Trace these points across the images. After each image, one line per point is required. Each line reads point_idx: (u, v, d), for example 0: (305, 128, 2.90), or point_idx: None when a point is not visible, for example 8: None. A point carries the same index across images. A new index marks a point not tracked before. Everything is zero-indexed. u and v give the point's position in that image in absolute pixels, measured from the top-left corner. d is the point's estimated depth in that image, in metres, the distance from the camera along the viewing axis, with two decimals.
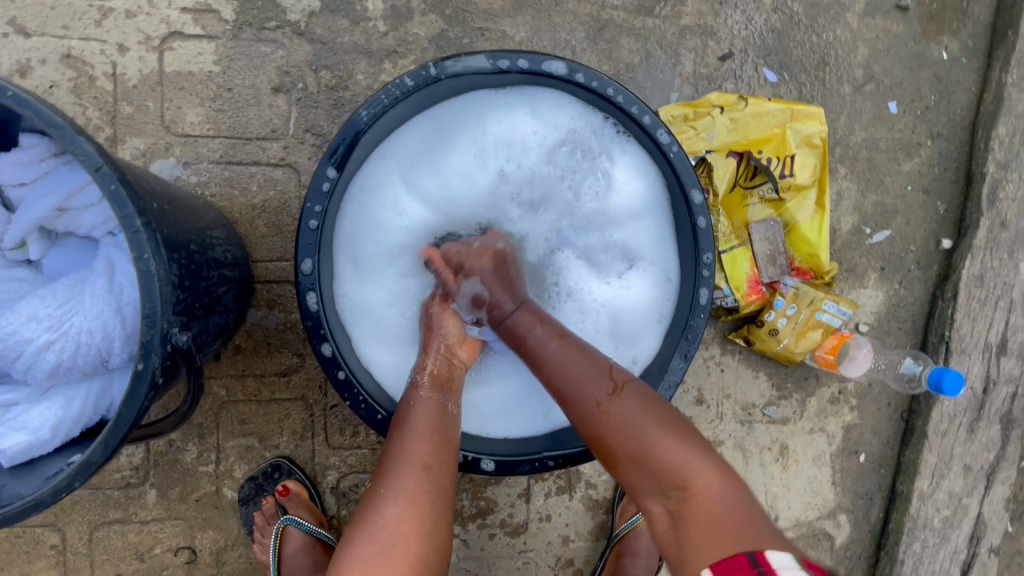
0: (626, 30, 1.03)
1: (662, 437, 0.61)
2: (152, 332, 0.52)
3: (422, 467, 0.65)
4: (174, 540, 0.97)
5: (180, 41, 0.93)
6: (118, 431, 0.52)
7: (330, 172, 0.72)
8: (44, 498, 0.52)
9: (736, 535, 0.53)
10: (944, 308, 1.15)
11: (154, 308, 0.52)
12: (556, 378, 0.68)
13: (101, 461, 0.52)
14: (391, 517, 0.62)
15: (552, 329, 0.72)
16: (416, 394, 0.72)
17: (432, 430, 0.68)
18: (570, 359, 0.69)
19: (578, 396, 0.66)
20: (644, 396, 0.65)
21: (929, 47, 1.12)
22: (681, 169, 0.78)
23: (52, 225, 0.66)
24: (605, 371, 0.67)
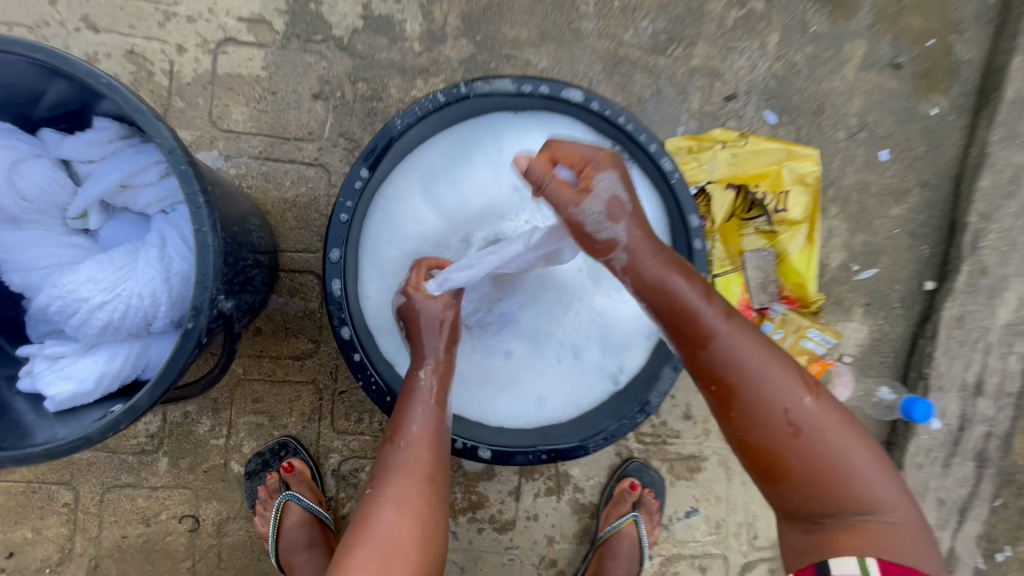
0: (640, 66, 1.12)
1: (854, 448, 0.64)
2: (203, 297, 0.59)
3: (420, 475, 0.71)
4: (179, 508, 1.02)
5: (233, 47, 1.01)
6: (163, 382, 0.58)
7: (363, 172, 0.80)
8: (92, 436, 0.59)
9: (898, 553, 0.61)
10: (924, 346, 1.21)
11: (207, 275, 0.59)
12: (722, 358, 0.65)
13: (146, 407, 0.58)
14: (391, 526, 0.67)
15: (723, 309, 0.67)
16: (416, 403, 0.75)
17: (431, 439, 0.74)
18: (754, 350, 0.65)
19: (764, 396, 0.64)
20: (832, 404, 0.66)
21: (920, 102, 1.21)
22: (681, 196, 0.86)
23: (113, 200, 0.73)
24: (796, 374, 0.65)
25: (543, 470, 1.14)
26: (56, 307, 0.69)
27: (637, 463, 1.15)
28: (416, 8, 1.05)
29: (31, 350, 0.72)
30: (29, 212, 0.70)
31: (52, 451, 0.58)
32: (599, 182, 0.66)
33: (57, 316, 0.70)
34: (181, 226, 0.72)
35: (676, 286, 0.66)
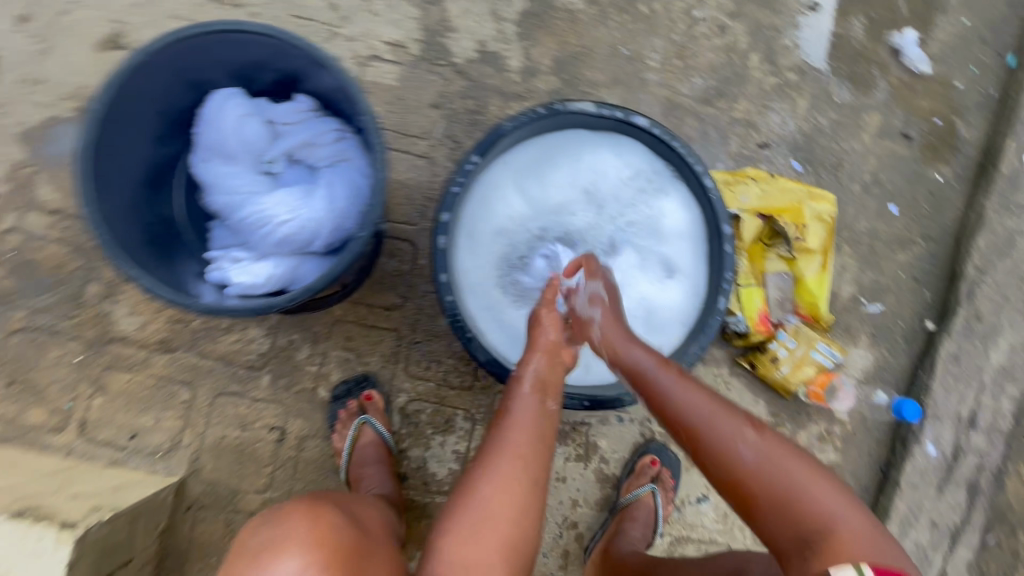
0: (691, 113, 1.38)
1: (805, 470, 0.79)
2: (369, 219, 0.88)
3: (518, 455, 0.83)
4: (271, 420, 1.22)
5: (376, 62, 1.30)
6: (335, 271, 0.87)
7: (475, 158, 1.04)
8: (279, 302, 0.87)
9: (871, 553, 0.71)
10: (922, 377, 1.37)
11: (376, 203, 0.88)
12: (682, 413, 0.85)
13: (320, 286, 0.86)
14: (488, 495, 0.79)
15: (675, 370, 0.90)
16: (519, 394, 0.91)
17: (529, 425, 0.87)
18: (700, 400, 0.86)
19: (715, 437, 0.83)
20: (777, 437, 0.82)
21: (927, 169, 1.43)
22: (718, 208, 1.09)
23: (297, 153, 0.99)
24: (737, 414, 0.84)
25: (575, 437, 1.30)
26: (251, 222, 0.95)
27: (658, 444, 1.31)
28: (519, 49, 1.33)
29: (220, 253, 0.96)
30: (240, 151, 0.97)
31: (250, 309, 0.85)
32: (590, 286, 1.01)
33: (249, 229, 0.95)
34: (342, 176, 0.97)
35: (641, 358, 0.92)
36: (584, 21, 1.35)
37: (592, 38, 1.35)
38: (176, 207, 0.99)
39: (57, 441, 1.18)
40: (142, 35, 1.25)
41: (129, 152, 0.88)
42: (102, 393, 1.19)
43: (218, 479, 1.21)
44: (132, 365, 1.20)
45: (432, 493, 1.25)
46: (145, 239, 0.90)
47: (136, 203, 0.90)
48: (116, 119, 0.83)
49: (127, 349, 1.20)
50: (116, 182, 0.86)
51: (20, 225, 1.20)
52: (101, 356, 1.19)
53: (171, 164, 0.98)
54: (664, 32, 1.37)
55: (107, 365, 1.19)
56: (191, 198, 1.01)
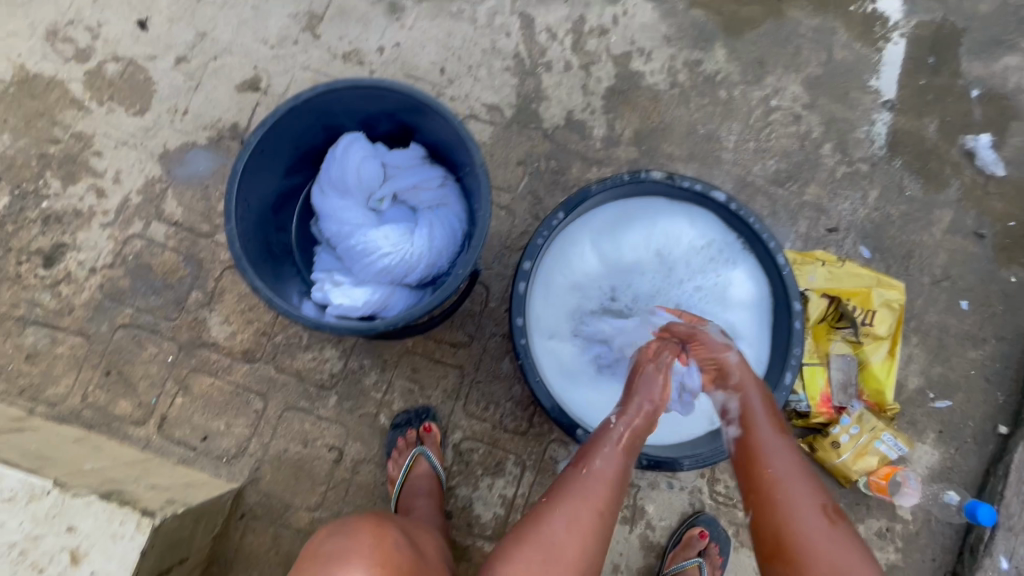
0: (761, 192, 1.44)
1: (856, 561, 0.80)
2: (469, 260, 0.95)
3: (593, 508, 0.88)
4: (332, 439, 1.27)
5: (473, 121, 1.44)
6: (432, 304, 0.94)
7: (560, 215, 1.12)
8: (376, 328, 0.94)
9: None
10: (994, 483, 1.30)
11: (476, 246, 0.96)
12: (768, 454, 0.91)
13: (417, 317, 0.94)
14: (561, 537, 0.85)
15: (777, 424, 0.95)
16: (606, 446, 0.95)
17: (610, 479, 0.92)
18: (792, 461, 0.90)
19: (786, 491, 0.87)
20: (847, 529, 0.84)
21: (1000, 269, 1.42)
22: (790, 284, 1.11)
23: (404, 195, 1.10)
24: (818, 493, 0.88)
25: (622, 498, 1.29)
26: (356, 250, 1.04)
27: (707, 516, 1.28)
28: (603, 120, 1.45)
29: (323, 275, 1.06)
30: (356, 189, 1.08)
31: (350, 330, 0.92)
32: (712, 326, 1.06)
33: (353, 256, 1.04)
34: (443, 219, 1.06)
35: (756, 400, 0.96)
36: (666, 101, 1.46)
37: (672, 116, 1.46)
38: (292, 231, 1.10)
39: (138, 433, 1.27)
40: (276, 81, 1.44)
41: (266, 179, 1.00)
42: (184, 393, 1.28)
43: (274, 491, 1.25)
44: (216, 370, 1.29)
45: (474, 535, 1.26)
46: (265, 255, 1.00)
47: (263, 224, 1.02)
48: (264, 151, 0.96)
49: (214, 355, 1.29)
50: (252, 203, 0.97)
51: (145, 233, 1.34)
52: (190, 358, 1.29)
53: (295, 194, 1.10)
54: (740, 116, 1.46)
55: (193, 368, 1.29)
56: (305, 224, 1.12)
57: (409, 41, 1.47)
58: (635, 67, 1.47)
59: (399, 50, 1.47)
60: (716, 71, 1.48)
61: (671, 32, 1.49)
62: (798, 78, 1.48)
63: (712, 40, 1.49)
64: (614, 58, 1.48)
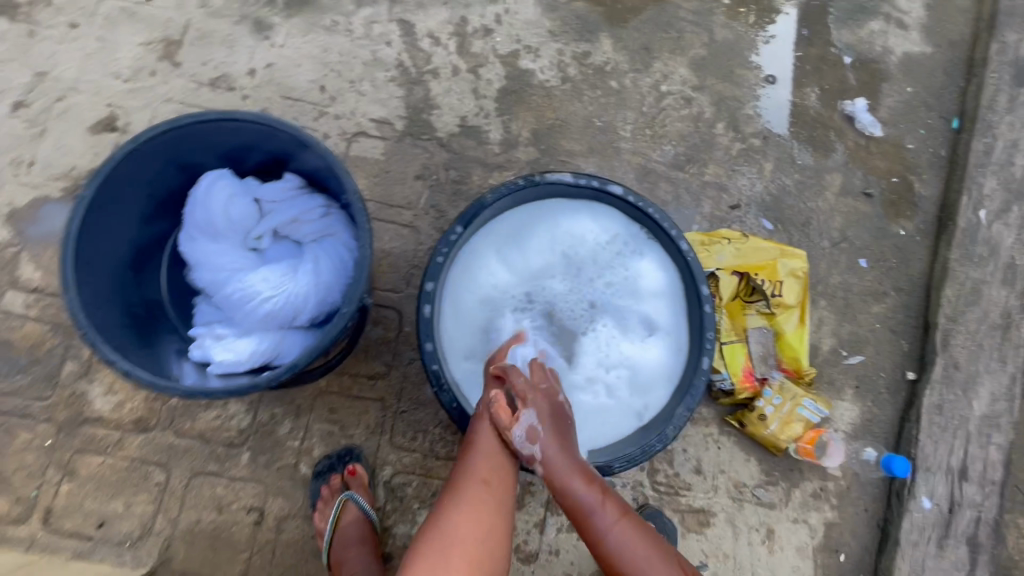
0: (664, 178, 1.44)
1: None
2: (355, 294, 0.88)
3: (481, 480, 0.91)
4: (249, 500, 1.17)
5: (363, 138, 1.36)
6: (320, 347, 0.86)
7: (457, 229, 1.08)
8: (260, 383, 0.84)
9: None
10: (910, 428, 1.37)
11: (361, 277, 0.88)
12: (609, 543, 0.91)
13: (304, 364, 0.85)
14: (455, 521, 0.86)
15: (602, 490, 0.92)
16: (482, 423, 0.95)
17: (495, 451, 0.94)
18: (619, 525, 0.91)
19: (617, 554, 0.90)
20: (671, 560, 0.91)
21: (891, 224, 1.49)
22: (695, 269, 1.12)
23: (284, 229, 1.01)
24: (645, 537, 0.92)
25: None
26: (236, 297, 0.94)
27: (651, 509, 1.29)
28: (499, 122, 1.41)
29: (203, 329, 0.96)
30: (227, 230, 0.98)
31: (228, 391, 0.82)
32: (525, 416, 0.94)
33: (235, 304, 0.94)
34: (328, 250, 0.98)
35: (575, 483, 0.91)
36: (559, 97, 1.44)
37: (568, 112, 1.44)
38: (161, 284, 0.99)
39: (21, 532, 1.12)
40: (136, 118, 1.31)
41: (118, 234, 0.89)
42: (70, 479, 1.14)
43: (190, 569, 1.13)
44: (105, 447, 1.16)
45: None
46: (128, 318, 0.89)
47: (122, 284, 0.91)
48: (106, 203, 0.85)
49: (100, 430, 1.16)
50: (101, 263, 0.86)
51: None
52: (73, 438, 1.15)
53: (159, 243, 1.00)
54: (634, 104, 1.47)
55: (77, 449, 1.15)
56: (177, 274, 1.02)
57: (281, 60, 1.37)
58: (524, 65, 1.44)
59: (272, 70, 1.36)
60: (605, 62, 1.47)
61: (555, 26, 1.47)
62: (684, 61, 1.50)
63: (597, 31, 1.48)
64: (501, 58, 1.44)
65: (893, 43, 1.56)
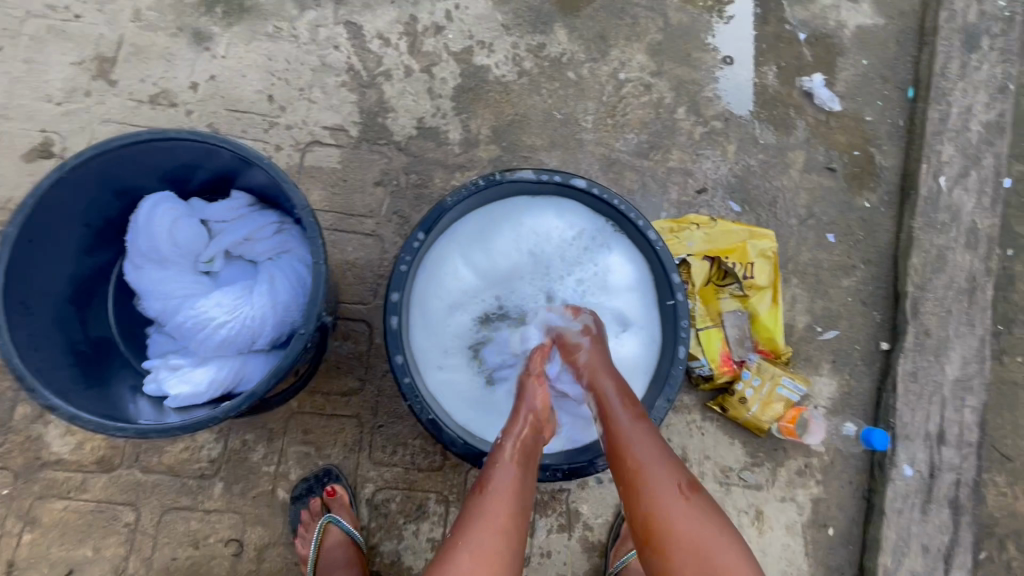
0: (629, 166, 1.43)
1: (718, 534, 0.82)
2: (312, 314, 0.84)
3: (496, 530, 0.83)
4: (226, 532, 1.13)
5: (318, 147, 1.31)
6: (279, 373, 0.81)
7: (420, 235, 1.04)
8: (218, 415, 0.80)
9: None
10: (887, 398, 1.38)
11: (317, 296, 0.84)
12: (631, 445, 0.89)
13: (262, 392, 0.81)
14: (466, 567, 0.78)
15: (635, 410, 0.93)
16: (500, 460, 0.91)
17: (509, 494, 0.87)
18: (649, 445, 0.89)
19: (648, 483, 0.86)
20: (707, 502, 0.85)
21: (855, 197, 1.50)
22: (665, 258, 1.10)
23: (235, 249, 0.97)
24: (677, 472, 0.87)
25: (555, 507, 1.25)
26: (189, 325, 0.90)
27: None
28: (457, 122, 1.37)
29: (156, 362, 0.91)
30: (175, 255, 0.93)
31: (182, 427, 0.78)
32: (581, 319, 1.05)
33: (188, 332, 0.90)
34: (284, 268, 0.94)
35: (610, 387, 0.96)
36: (517, 92, 1.41)
37: (527, 106, 1.41)
38: (109, 316, 0.94)
39: None
40: (73, 142, 1.24)
41: (54, 268, 0.84)
42: (33, 527, 1.09)
43: None
44: (67, 491, 1.10)
45: None
46: (72, 357, 0.84)
47: (64, 321, 0.86)
48: (37, 238, 0.80)
49: (60, 474, 1.10)
50: (38, 301, 0.81)
51: None
52: (32, 485, 1.10)
53: (104, 274, 0.95)
54: (594, 94, 1.44)
55: (38, 495, 1.09)
56: (126, 304, 0.97)
57: (224, 71, 1.31)
58: (479, 62, 1.41)
59: (216, 83, 1.30)
60: (561, 53, 1.45)
61: (508, 19, 1.43)
62: (641, 47, 1.48)
63: (551, 21, 1.45)
64: (455, 56, 1.40)
65: (845, 16, 1.57)
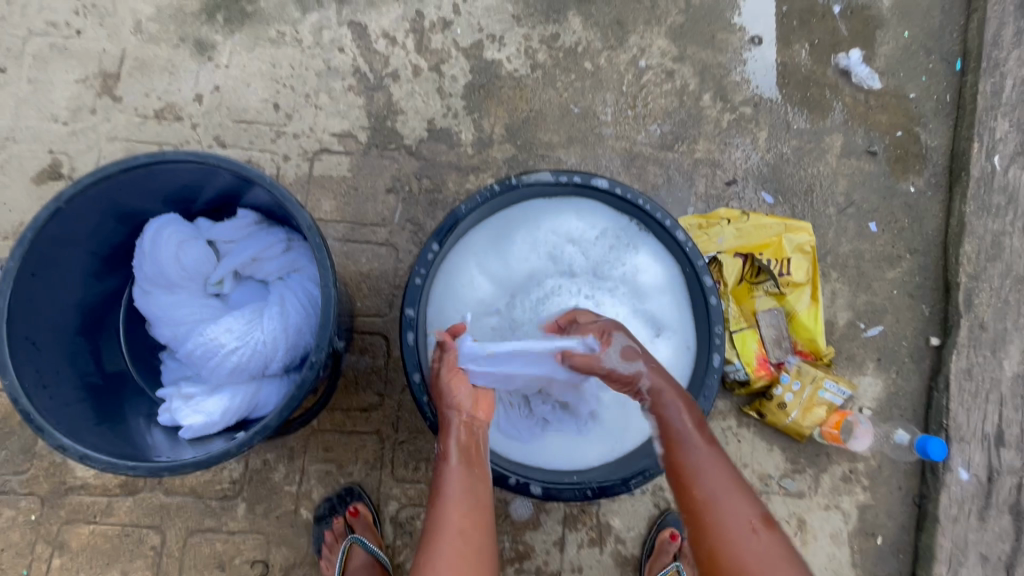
0: (651, 160, 1.35)
1: (789, 572, 0.75)
2: (325, 339, 0.79)
3: (455, 534, 0.80)
4: (251, 554, 1.11)
5: (327, 155, 1.27)
6: (291, 405, 0.77)
7: (434, 246, 0.99)
8: (231, 449, 0.76)
9: None
10: (939, 398, 1.29)
11: (328, 319, 0.80)
12: (694, 465, 0.82)
13: (276, 425, 0.77)
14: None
15: (705, 437, 0.85)
16: (446, 464, 0.87)
17: (463, 496, 0.84)
18: (724, 475, 0.81)
19: (723, 514, 0.78)
20: (781, 539, 0.78)
21: (899, 182, 1.39)
22: (695, 259, 1.03)
23: (244, 270, 0.93)
24: (753, 505, 0.80)
25: (584, 521, 1.20)
26: (200, 351, 0.87)
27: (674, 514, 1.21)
28: (469, 122, 1.31)
29: (169, 391, 0.88)
30: (183, 279, 0.90)
31: (196, 464, 0.75)
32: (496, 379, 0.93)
33: (199, 359, 0.87)
34: (295, 287, 0.90)
35: (678, 416, 0.85)
36: (530, 86, 1.34)
37: (542, 101, 1.34)
38: (121, 346, 0.93)
39: None
40: (81, 162, 1.23)
41: (60, 300, 0.82)
42: (62, 552, 1.09)
43: None
44: (92, 516, 1.10)
45: None
46: (85, 390, 0.83)
47: (74, 354, 0.84)
48: (41, 271, 0.78)
49: (85, 498, 1.10)
50: (45, 337, 0.79)
51: None
52: (59, 510, 1.10)
53: (114, 299, 0.93)
54: (612, 85, 1.36)
55: (65, 520, 1.09)
56: (138, 330, 0.95)
57: (228, 81, 1.27)
58: (489, 56, 1.34)
59: (220, 93, 1.27)
60: (576, 42, 1.37)
61: (518, 10, 1.36)
62: (661, 31, 1.39)
63: (564, 9, 1.37)
64: (464, 52, 1.33)
65: None
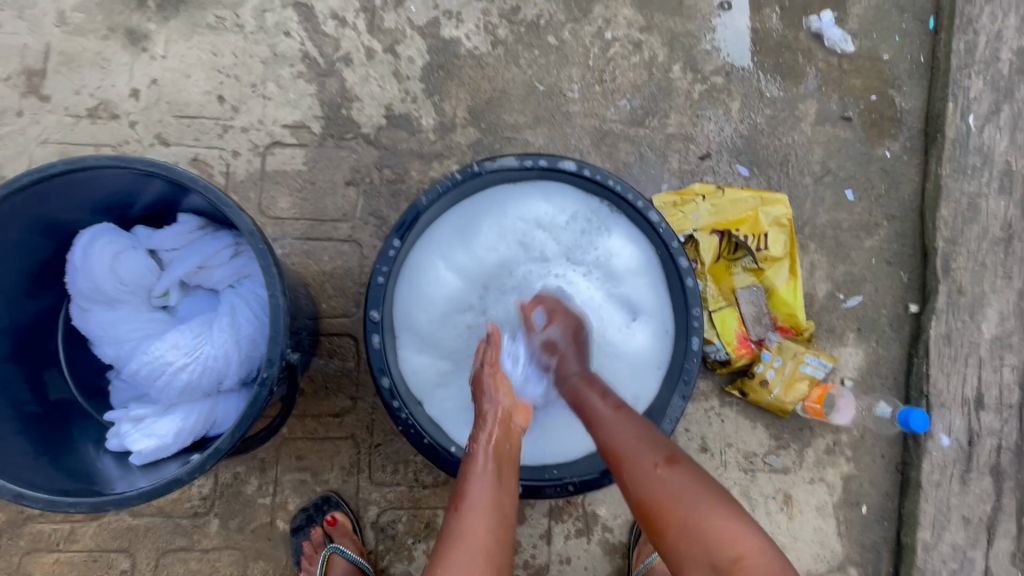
0: (622, 137, 1.30)
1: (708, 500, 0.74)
2: (276, 352, 0.74)
3: (474, 550, 0.73)
4: (229, 570, 1.08)
5: (279, 149, 1.19)
6: (243, 424, 0.72)
7: (395, 242, 0.93)
8: (182, 476, 0.71)
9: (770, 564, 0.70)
10: (919, 364, 1.29)
11: (278, 330, 0.74)
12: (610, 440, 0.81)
13: (228, 448, 0.72)
14: None
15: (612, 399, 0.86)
16: (474, 469, 0.82)
17: (488, 504, 0.78)
18: (628, 429, 0.81)
19: (631, 463, 0.78)
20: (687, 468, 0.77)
21: (874, 147, 1.36)
22: (670, 239, 0.99)
23: (190, 279, 0.87)
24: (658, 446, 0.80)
25: (570, 512, 1.18)
26: (146, 371, 0.81)
27: None
28: (429, 105, 1.24)
29: (118, 415, 0.83)
30: (123, 293, 0.84)
31: (142, 495, 0.69)
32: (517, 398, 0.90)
33: (146, 379, 0.81)
34: (246, 296, 0.84)
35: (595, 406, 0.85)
36: (492, 65, 1.27)
37: (505, 80, 1.27)
38: (64, 370, 0.87)
39: None
40: (11, 170, 1.14)
41: None
42: None
43: None
44: (55, 543, 1.04)
45: None
46: (22, 422, 0.77)
47: (8, 384, 0.78)
48: None
49: (46, 526, 1.05)
50: None
51: None
52: (18, 540, 1.04)
53: (49, 320, 0.86)
54: (578, 59, 1.30)
55: (26, 550, 1.04)
56: (80, 352, 0.89)
57: (166, 73, 1.18)
58: (447, 34, 1.26)
59: (159, 87, 1.18)
60: (538, 15, 1.30)
61: None
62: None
63: None
64: (420, 30, 1.25)
65: None
